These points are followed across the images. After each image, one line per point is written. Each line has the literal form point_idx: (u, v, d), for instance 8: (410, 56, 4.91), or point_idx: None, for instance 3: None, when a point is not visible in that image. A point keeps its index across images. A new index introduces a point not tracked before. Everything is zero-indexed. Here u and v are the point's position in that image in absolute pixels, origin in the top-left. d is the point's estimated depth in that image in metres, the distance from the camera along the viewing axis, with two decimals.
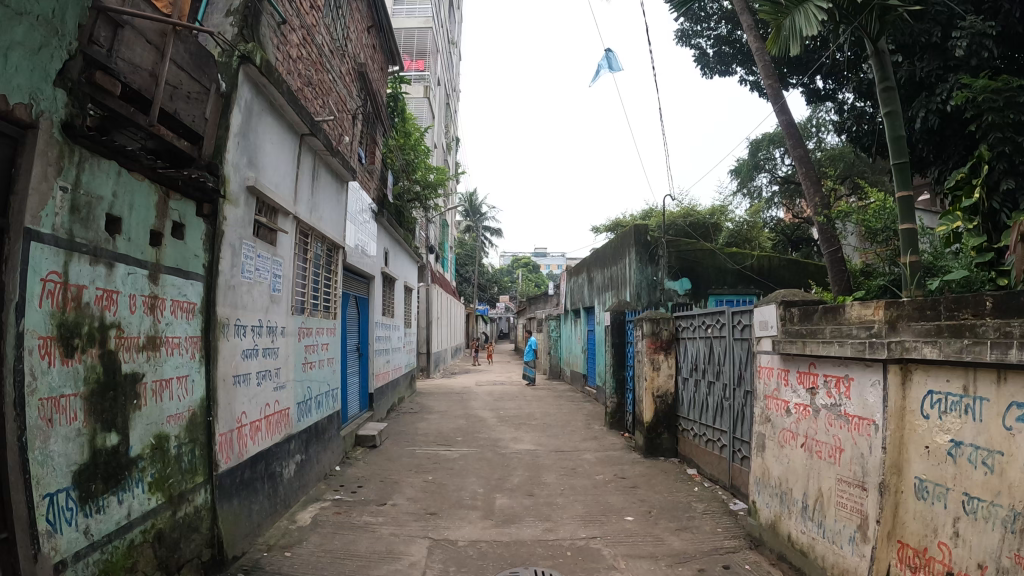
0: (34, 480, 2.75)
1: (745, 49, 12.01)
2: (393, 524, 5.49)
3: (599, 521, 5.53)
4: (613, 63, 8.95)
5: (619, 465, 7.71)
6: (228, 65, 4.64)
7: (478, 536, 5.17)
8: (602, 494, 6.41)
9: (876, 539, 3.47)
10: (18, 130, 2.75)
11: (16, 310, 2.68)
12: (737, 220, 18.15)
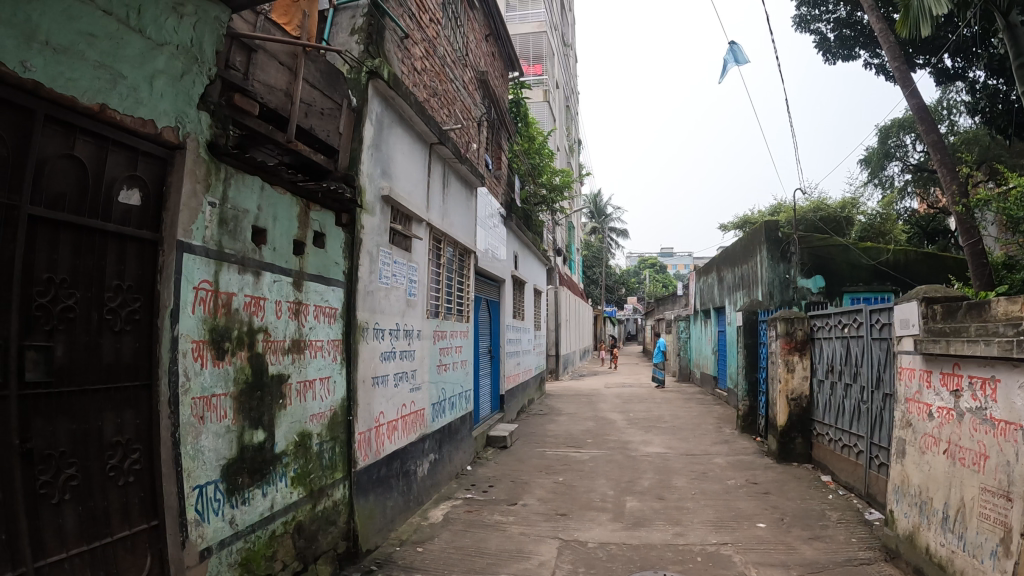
0: (185, 473, 2.98)
1: (867, 31, 11.39)
2: (523, 524, 5.56)
3: (730, 527, 5.36)
4: (739, 56, 8.65)
5: (751, 469, 7.45)
6: (357, 80, 4.84)
7: (608, 538, 5.14)
8: (734, 500, 6.20)
9: (1019, 554, 3.19)
10: (167, 151, 2.98)
11: (171, 316, 2.94)
12: (870, 212, 17.14)
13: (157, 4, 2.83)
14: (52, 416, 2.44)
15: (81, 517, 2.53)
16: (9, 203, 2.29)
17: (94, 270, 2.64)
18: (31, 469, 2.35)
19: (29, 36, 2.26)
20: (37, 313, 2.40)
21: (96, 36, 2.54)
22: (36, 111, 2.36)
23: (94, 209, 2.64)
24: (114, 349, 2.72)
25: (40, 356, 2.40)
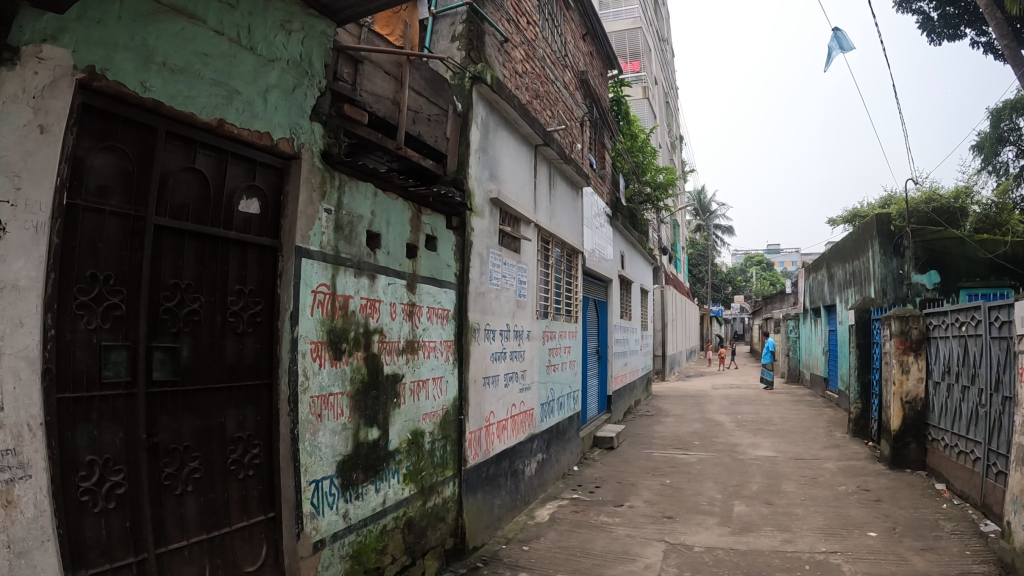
0: (303, 467, 3.12)
1: (972, 7, 10.71)
2: (629, 525, 5.51)
3: (839, 535, 5.14)
4: (844, 42, 8.26)
5: (864, 475, 7.11)
6: (461, 86, 4.94)
7: (715, 542, 5.03)
8: (843, 507, 5.94)
9: None
10: (283, 161, 3.14)
11: (291, 317, 3.09)
12: (987, 202, 16.03)
13: (266, 22, 2.97)
14: (178, 412, 2.61)
15: (202, 507, 2.70)
16: (135, 214, 2.47)
17: (218, 276, 2.81)
18: (157, 461, 2.52)
19: (147, 58, 2.41)
20: (164, 316, 2.58)
21: (210, 55, 2.68)
22: (158, 127, 2.52)
23: (218, 218, 2.82)
24: (236, 350, 2.89)
25: (166, 356, 2.58)
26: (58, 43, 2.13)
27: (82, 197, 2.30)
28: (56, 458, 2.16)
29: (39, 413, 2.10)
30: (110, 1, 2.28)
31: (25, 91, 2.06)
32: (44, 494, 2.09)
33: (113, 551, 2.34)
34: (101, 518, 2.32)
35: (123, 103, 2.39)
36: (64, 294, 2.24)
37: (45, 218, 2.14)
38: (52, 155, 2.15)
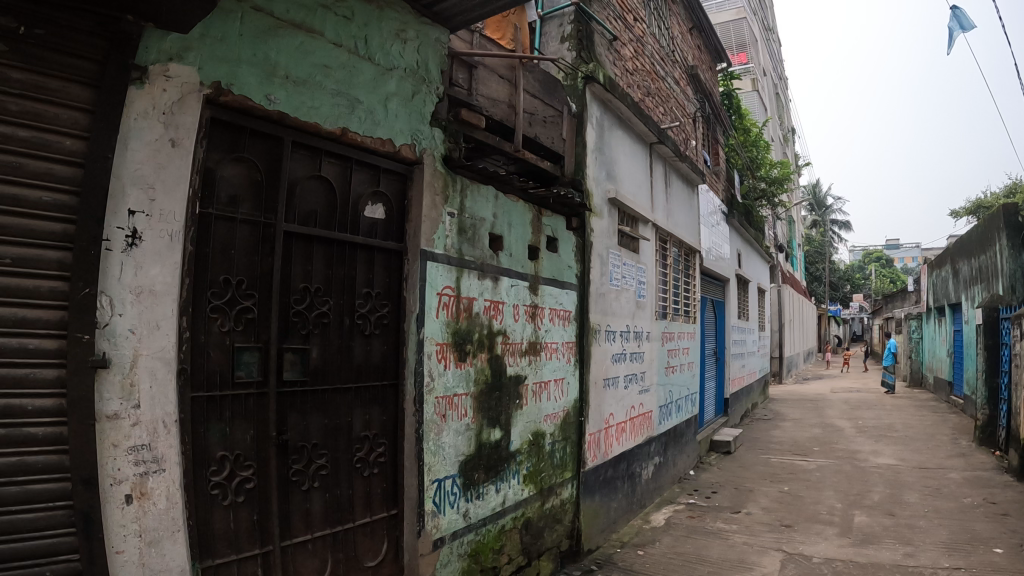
0: (426, 466, 3.20)
1: None
2: (746, 533, 5.34)
3: (965, 551, 4.79)
4: (965, 21, 7.71)
5: (990, 488, 6.61)
6: (574, 86, 4.92)
7: (833, 554, 4.80)
8: (970, 521, 5.53)
9: None
10: (406, 167, 3.21)
11: (416, 319, 3.16)
12: None
13: (382, 32, 3.04)
14: (306, 411, 2.72)
15: (327, 503, 2.79)
16: (265, 221, 2.58)
17: (346, 280, 2.91)
18: (286, 458, 2.63)
19: (270, 72, 2.52)
20: (295, 319, 2.68)
21: (331, 66, 2.77)
22: (284, 137, 2.63)
23: (345, 223, 2.91)
24: (365, 351, 2.98)
25: (296, 356, 2.68)
26: (185, 62, 2.27)
27: (214, 206, 2.43)
28: (189, 452, 2.30)
29: (174, 410, 2.23)
30: (232, 20, 2.39)
31: (155, 107, 2.20)
32: (176, 486, 2.22)
33: (240, 542, 2.46)
34: (230, 510, 2.44)
35: (250, 116, 2.51)
36: (198, 298, 2.37)
37: (179, 226, 2.27)
38: (184, 167, 2.28)
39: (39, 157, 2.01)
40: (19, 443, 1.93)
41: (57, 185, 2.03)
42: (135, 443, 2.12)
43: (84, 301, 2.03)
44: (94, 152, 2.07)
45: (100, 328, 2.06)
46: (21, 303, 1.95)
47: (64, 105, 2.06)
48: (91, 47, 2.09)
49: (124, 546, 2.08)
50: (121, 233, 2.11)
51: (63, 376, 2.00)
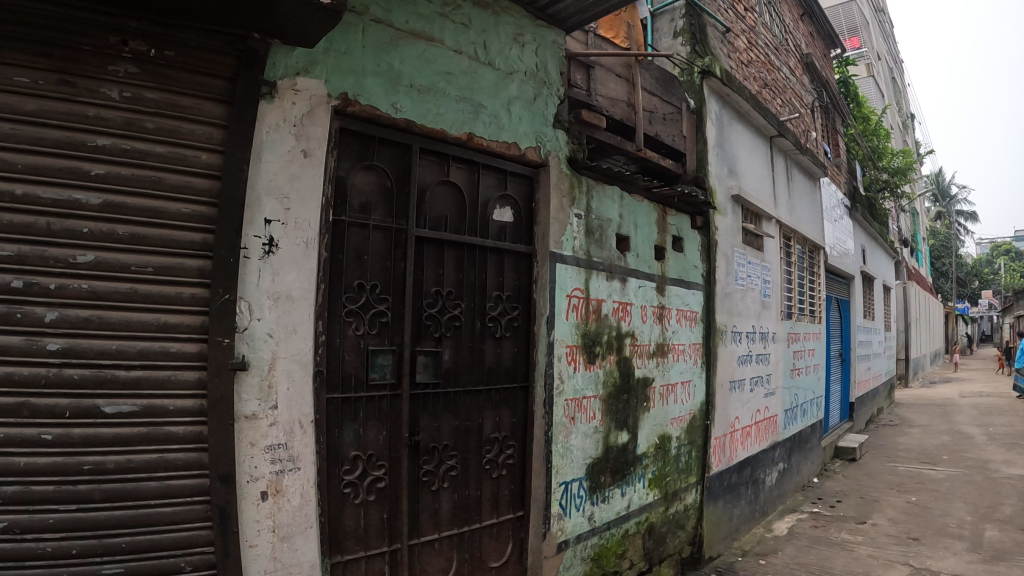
0: (554, 469, 3.22)
1: None
2: (871, 545, 5.07)
3: None
4: None
5: None
6: (691, 81, 4.84)
7: (964, 570, 4.49)
8: None
9: None
10: (532, 170, 3.23)
11: (546, 322, 3.18)
12: None
13: (500, 37, 3.07)
14: (438, 412, 2.78)
15: (457, 503, 2.84)
16: (396, 227, 2.66)
17: (477, 283, 2.95)
18: (417, 458, 2.70)
19: (395, 82, 2.59)
20: (428, 322, 2.75)
21: (453, 73, 2.82)
22: (412, 144, 2.70)
23: (475, 227, 2.96)
24: (495, 353, 3.02)
25: (429, 358, 2.74)
26: (312, 75, 2.36)
27: (347, 213, 2.51)
28: (323, 451, 2.38)
29: (309, 411, 2.32)
30: (354, 32, 2.47)
31: (285, 120, 2.29)
32: (310, 484, 2.31)
33: (369, 539, 2.54)
34: (361, 508, 2.52)
35: (378, 124, 2.58)
36: (334, 302, 2.46)
37: (314, 233, 2.36)
38: (316, 176, 2.37)
39: (178, 171, 2.11)
40: (161, 441, 2.04)
41: (196, 197, 2.13)
42: (271, 443, 2.22)
43: (223, 306, 2.13)
44: (229, 165, 2.16)
45: (240, 332, 2.17)
46: (163, 308, 2.06)
47: (199, 121, 2.15)
48: (223, 65, 2.18)
49: (256, 540, 2.18)
50: (258, 241, 2.22)
51: (204, 378, 2.10)
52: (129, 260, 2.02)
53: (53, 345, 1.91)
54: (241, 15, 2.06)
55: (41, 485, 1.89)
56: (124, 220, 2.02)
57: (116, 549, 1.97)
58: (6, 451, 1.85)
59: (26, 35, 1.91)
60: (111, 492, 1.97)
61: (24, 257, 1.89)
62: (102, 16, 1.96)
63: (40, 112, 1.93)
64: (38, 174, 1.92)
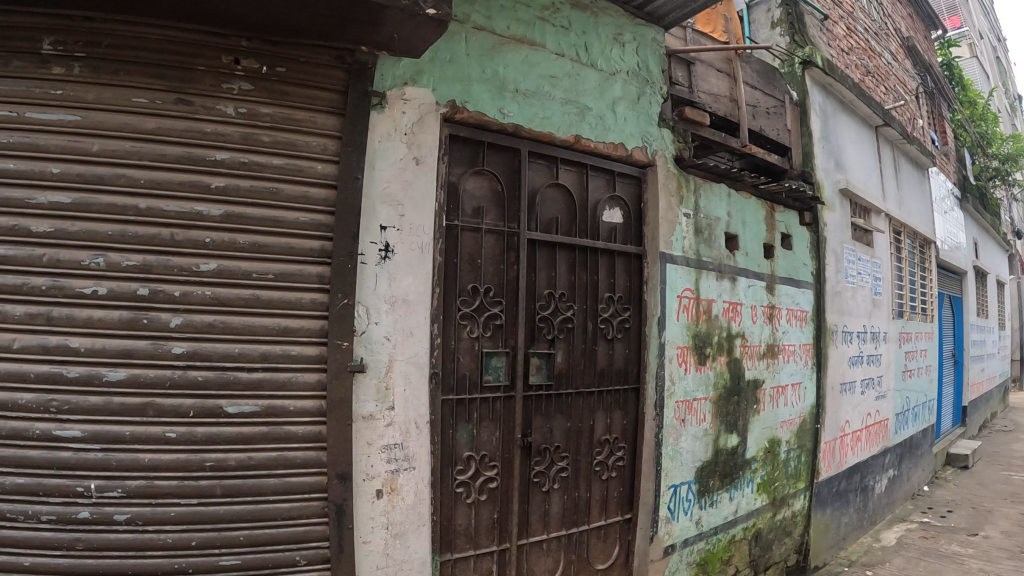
0: (664, 472, 3.19)
1: None
2: (983, 559, 4.75)
3: None
4: None
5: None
6: (792, 73, 4.67)
7: None
8: None
9: None
10: (640, 170, 3.21)
11: (658, 323, 3.15)
12: None
13: (600, 38, 3.06)
14: (550, 414, 2.81)
15: (565, 504, 2.88)
16: (509, 230, 2.69)
17: (590, 285, 2.95)
18: (529, 459, 2.74)
19: (501, 87, 2.63)
20: (541, 324, 2.77)
21: (557, 76, 2.83)
22: (521, 148, 2.73)
23: (585, 229, 2.96)
24: (606, 355, 3.02)
25: (541, 360, 2.77)
26: (419, 84, 2.42)
27: (460, 219, 2.56)
28: (437, 451, 2.45)
29: (425, 412, 2.39)
30: (458, 41, 2.52)
31: (396, 129, 2.36)
32: (424, 484, 2.38)
33: (479, 538, 2.60)
34: (472, 507, 2.58)
35: (487, 130, 2.63)
36: (449, 305, 2.52)
37: (428, 239, 2.41)
38: (428, 183, 2.42)
39: (294, 182, 2.20)
40: (281, 439, 2.13)
41: (313, 207, 2.21)
42: (387, 442, 2.30)
43: (343, 310, 2.20)
44: (344, 175, 2.24)
45: (358, 335, 2.25)
46: (283, 313, 2.15)
47: (313, 134, 2.24)
48: (334, 79, 2.27)
49: (370, 536, 2.27)
50: (374, 247, 2.29)
51: (323, 380, 2.18)
52: (251, 268, 2.12)
53: (178, 348, 2.04)
54: (349, 29, 2.13)
55: (166, 480, 2.02)
56: (244, 230, 2.13)
57: (236, 541, 2.06)
58: (134, 447, 2.00)
59: (145, 61, 2.07)
60: (232, 488, 2.07)
61: (149, 266, 2.03)
62: (214, 39, 2.10)
63: (162, 130, 2.08)
64: (161, 189, 2.07)
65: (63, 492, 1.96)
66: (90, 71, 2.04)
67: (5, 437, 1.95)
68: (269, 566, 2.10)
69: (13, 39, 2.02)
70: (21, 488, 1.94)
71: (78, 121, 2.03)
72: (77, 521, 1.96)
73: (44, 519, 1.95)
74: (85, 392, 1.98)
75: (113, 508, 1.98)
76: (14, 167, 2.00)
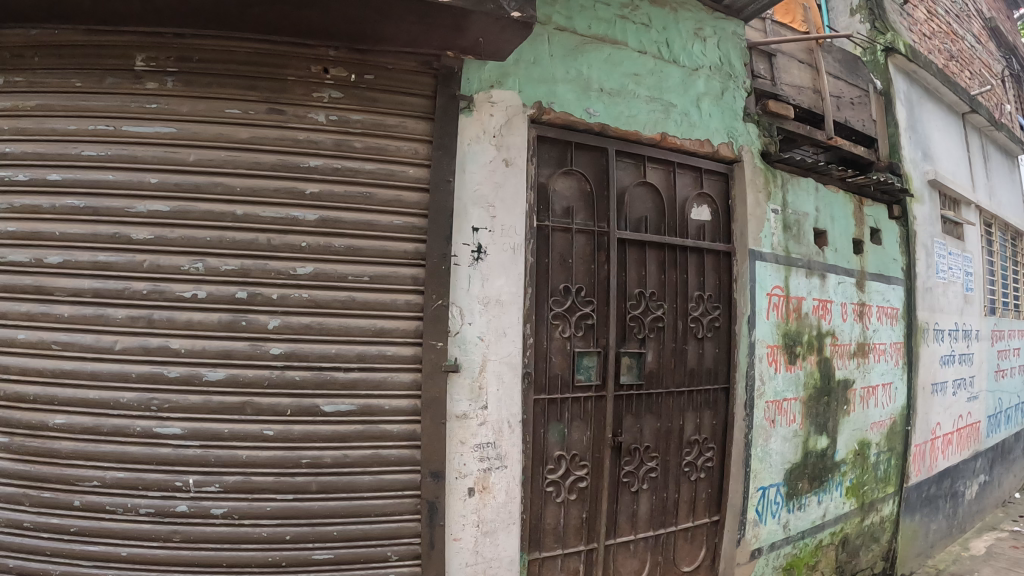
0: (753, 473, 3.13)
1: None
2: None
3: None
4: None
5: None
6: (875, 61, 4.51)
7: None
8: None
9: None
10: (726, 166, 3.16)
11: (747, 321, 3.09)
12: None
13: (681, 34, 3.02)
14: (640, 414, 2.80)
15: (654, 505, 2.87)
16: (599, 230, 2.68)
17: (680, 283, 2.92)
18: (619, 458, 2.74)
19: (586, 87, 2.63)
20: (631, 323, 2.76)
21: (640, 74, 2.82)
22: (608, 147, 2.73)
23: (674, 228, 2.93)
24: (697, 354, 2.98)
25: (632, 360, 2.77)
26: (505, 87, 2.44)
27: (551, 219, 2.58)
28: (529, 450, 2.48)
29: (518, 411, 2.41)
30: (542, 42, 2.53)
31: (485, 131, 2.39)
32: (515, 482, 2.42)
33: (567, 538, 2.63)
34: (562, 507, 2.61)
35: (574, 129, 2.63)
36: (541, 305, 2.54)
37: (520, 239, 2.43)
38: (518, 184, 2.45)
39: (387, 186, 2.25)
40: (376, 437, 2.18)
41: (406, 210, 2.26)
42: (481, 441, 2.34)
43: (437, 311, 2.24)
44: (436, 177, 2.28)
45: (452, 335, 2.29)
46: (378, 314, 2.20)
47: (404, 138, 2.29)
48: (422, 84, 2.32)
49: (460, 534, 2.32)
50: (467, 249, 2.33)
51: (418, 379, 2.23)
52: (346, 271, 2.18)
53: (277, 349, 2.12)
54: (436, 35, 2.17)
55: (262, 476, 2.10)
56: (340, 233, 2.19)
57: (329, 536, 2.13)
58: (232, 443, 2.09)
59: (235, 73, 2.17)
60: (327, 484, 2.14)
61: (248, 271, 2.11)
62: (303, 50, 2.18)
63: (255, 139, 2.17)
64: (258, 196, 2.15)
65: (163, 486, 2.06)
66: (183, 85, 2.15)
67: (108, 433, 2.07)
68: (360, 561, 2.17)
69: (110, 58, 2.15)
70: (122, 482, 2.06)
71: (174, 133, 2.14)
72: (175, 515, 2.07)
73: (142, 512, 2.06)
74: (185, 391, 2.08)
75: (210, 502, 2.07)
76: (114, 178, 2.12)
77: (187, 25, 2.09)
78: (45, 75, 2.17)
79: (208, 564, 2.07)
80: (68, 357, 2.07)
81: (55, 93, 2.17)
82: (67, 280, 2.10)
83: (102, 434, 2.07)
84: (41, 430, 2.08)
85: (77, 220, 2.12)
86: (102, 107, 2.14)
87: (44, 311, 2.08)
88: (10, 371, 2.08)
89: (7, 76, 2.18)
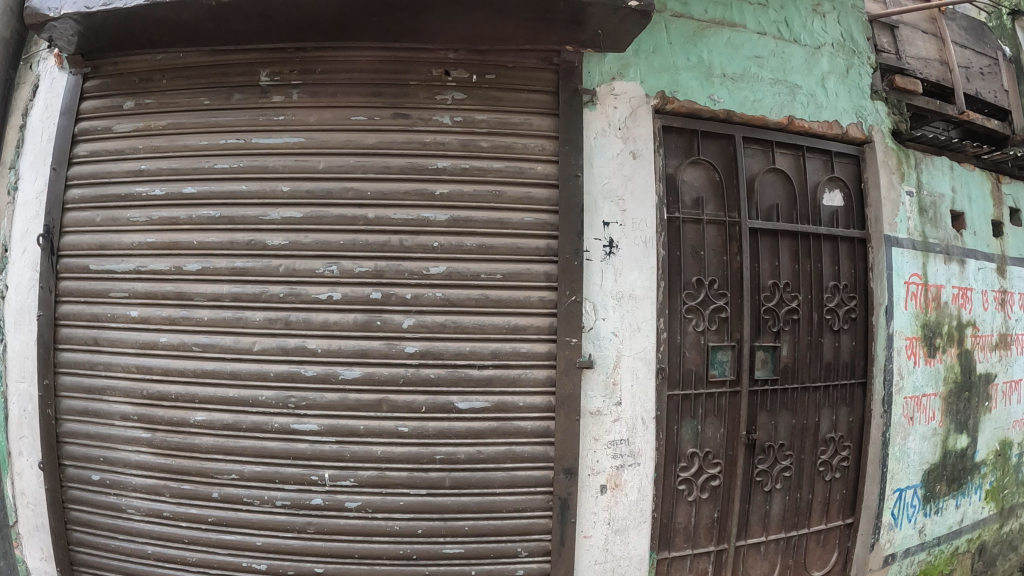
0: (891, 474, 2.97)
1: None
2: None
3: None
4: None
5: None
6: (1001, 26, 4.16)
7: None
8: None
9: None
10: (857, 148, 3.01)
11: (885, 312, 2.93)
12: None
13: (801, 11, 2.85)
14: (775, 411, 2.71)
15: (786, 506, 2.78)
16: (730, 220, 2.61)
17: (814, 274, 2.81)
18: (753, 456, 2.67)
19: (708, 73, 2.55)
20: (765, 316, 2.67)
21: (763, 56, 2.69)
22: (735, 134, 2.65)
23: (806, 216, 2.82)
24: (833, 347, 2.86)
25: (767, 354, 2.68)
26: (627, 78, 2.41)
27: (681, 211, 2.53)
28: (663, 447, 2.44)
29: (652, 407, 2.38)
30: (660, 31, 2.48)
31: (611, 125, 2.37)
32: (648, 480, 2.38)
33: (696, 538, 2.58)
34: (693, 506, 2.55)
35: (698, 118, 2.57)
36: (673, 298, 2.50)
37: (652, 232, 2.39)
38: (648, 177, 2.41)
39: (515, 184, 2.26)
40: (510, 434, 2.19)
41: (536, 206, 2.26)
42: (615, 438, 2.32)
43: (571, 307, 2.23)
44: (566, 173, 2.27)
45: (586, 331, 2.28)
46: (513, 312, 2.21)
47: (529, 135, 2.29)
48: (543, 80, 2.31)
49: (591, 532, 2.31)
50: (599, 244, 2.31)
51: (553, 375, 2.22)
52: (479, 270, 2.20)
53: (411, 348, 2.16)
54: (559, 30, 2.16)
55: (396, 472, 2.15)
56: (470, 232, 2.22)
57: (460, 531, 2.16)
58: (367, 440, 2.15)
59: (356, 81, 2.24)
60: (460, 480, 2.16)
61: (381, 272, 2.17)
62: (423, 54, 2.22)
63: (383, 144, 2.22)
64: (388, 199, 2.20)
65: (298, 480, 2.16)
66: (308, 96, 2.24)
67: (246, 429, 2.17)
68: (491, 555, 2.20)
69: (235, 75, 2.27)
70: (260, 475, 2.16)
71: (303, 142, 2.22)
72: (310, 507, 2.16)
73: (278, 504, 2.16)
74: (322, 389, 2.15)
75: (345, 496, 2.15)
76: (247, 188, 2.22)
77: (308, 38, 2.18)
78: (175, 95, 2.30)
79: (340, 555, 2.15)
80: (209, 358, 2.18)
81: (186, 112, 2.30)
82: (206, 285, 2.20)
83: (242, 430, 2.17)
84: (182, 427, 2.20)
85: (213, 229, 2.23)
86: (231, 122, 2.25)
87: (184, 315, 2.20)
88: (152, 371, 2.21)
89: (138, 99, 2.33)
